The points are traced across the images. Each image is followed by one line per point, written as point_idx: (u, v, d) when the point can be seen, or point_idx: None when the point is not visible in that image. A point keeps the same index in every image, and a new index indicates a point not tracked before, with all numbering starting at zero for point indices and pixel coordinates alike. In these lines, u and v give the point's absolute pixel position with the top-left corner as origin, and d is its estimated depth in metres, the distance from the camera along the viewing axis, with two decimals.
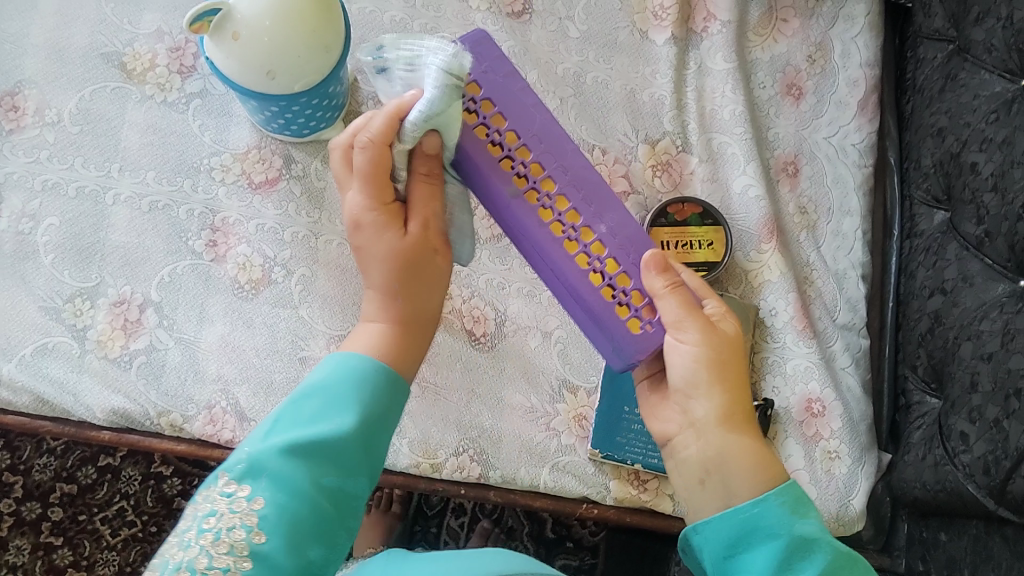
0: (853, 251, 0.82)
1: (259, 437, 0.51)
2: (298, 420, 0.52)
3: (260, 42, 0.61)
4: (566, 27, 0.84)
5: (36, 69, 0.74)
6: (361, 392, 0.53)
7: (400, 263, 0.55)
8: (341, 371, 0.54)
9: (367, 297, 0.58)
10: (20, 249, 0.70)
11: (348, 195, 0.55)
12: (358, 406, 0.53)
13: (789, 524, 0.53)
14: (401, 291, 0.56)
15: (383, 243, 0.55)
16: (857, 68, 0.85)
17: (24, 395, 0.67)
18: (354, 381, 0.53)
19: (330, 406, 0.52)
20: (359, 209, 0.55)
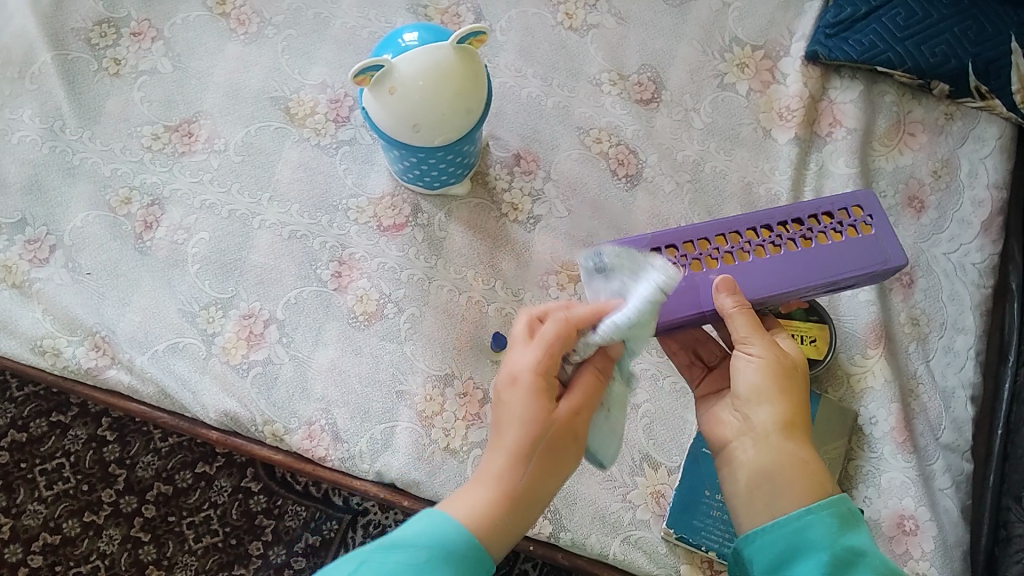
0: (964, 369, 0.80)
1: (343, 572, 0.51)
2: (384, 568, 0.51)
3: (411, 98, 0.67)
4: (692, 118, 0.87)
5: (214, 103, 0.84)
6: (456, 560, 0.52)
7: (528, 453, 0.54)
8: (436, 530, 0.53)
9: (487, 458, 0.56)
10: (171, 256, 0.78)
11: (526, 361, 0.55)
12: (447, 567, 0.51)
13: (835, 537, 0.52)
14: (534, 460, 0.55)
15: (520, 434, 0.55)
16: (984, 189, 0.85)
17: (150, 386, 0.74)
18: (441, 549, 0.52)
19: (416, 569, 0.51)
20: (520, 396, 0.55)
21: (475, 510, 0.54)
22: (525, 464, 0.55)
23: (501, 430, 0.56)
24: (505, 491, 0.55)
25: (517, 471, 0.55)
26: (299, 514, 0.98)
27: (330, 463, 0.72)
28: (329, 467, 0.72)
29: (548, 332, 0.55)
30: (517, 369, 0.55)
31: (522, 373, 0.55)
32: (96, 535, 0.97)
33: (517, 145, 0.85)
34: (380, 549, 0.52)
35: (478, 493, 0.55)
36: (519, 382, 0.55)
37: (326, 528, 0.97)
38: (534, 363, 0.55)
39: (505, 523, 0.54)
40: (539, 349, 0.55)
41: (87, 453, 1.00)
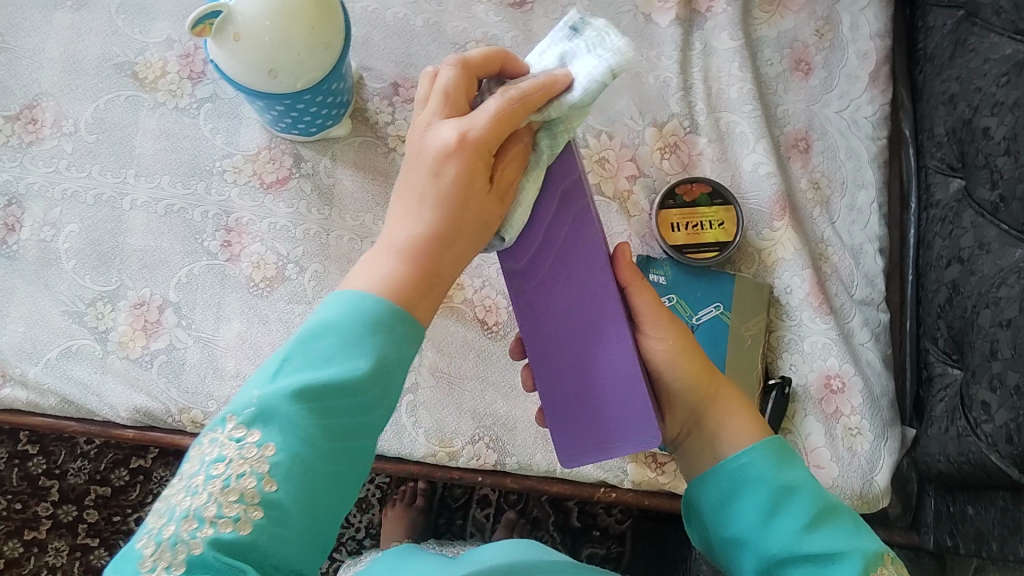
0: (870, 225, 0.81)
1: (267, 373, 0.41)
2: (310, 359, 0.41)
3: (261, 42, 0.62)
4: (569, 15, 0.83)
5: (52, 82, 0.76)
6: (381, 335, 0.42)
7: (444, 200, 0.44)
8: (351, 306, 0.42)
9: (392, 216, 0.46)
10: (43, 256, 0.72)
11: (447, 82, 0.47)
12: (380, 337, 0.42)
13: (773, 472, 0.51)
14: (454, 195, 0.44)
15: (431, 191, 0.44)
16: (867, 40, 0.84)
17: (51, 397, 0.70)
18: (366, 322, 0.41)
19: (346, 347, 0.41)
20: (436, 127, 0.45)
21: (382, 261, 0.44)
22: (442, 160, 0.44)
23: (414, 196, 0.45)
24: (411, 248, 0.44)
25: (418, 218, 0.44)
26: None
27: None
28: None
29: (450, 88, 0.46)
30: (435, 88, 0.47)
31: (436, 99, 0.46)
32: (42, 550, 0.95)
33: (392, 74, 0.80)
34: (300, 341, 0.41)
35: (379, 250, 0.45)
36: (431, 103, 0.46)
37: None
38: (485, 127, 0.44)
39: (409, 298, 0.43)
40: (495, 112, 0.44)
41: (12, 472, 0.96)
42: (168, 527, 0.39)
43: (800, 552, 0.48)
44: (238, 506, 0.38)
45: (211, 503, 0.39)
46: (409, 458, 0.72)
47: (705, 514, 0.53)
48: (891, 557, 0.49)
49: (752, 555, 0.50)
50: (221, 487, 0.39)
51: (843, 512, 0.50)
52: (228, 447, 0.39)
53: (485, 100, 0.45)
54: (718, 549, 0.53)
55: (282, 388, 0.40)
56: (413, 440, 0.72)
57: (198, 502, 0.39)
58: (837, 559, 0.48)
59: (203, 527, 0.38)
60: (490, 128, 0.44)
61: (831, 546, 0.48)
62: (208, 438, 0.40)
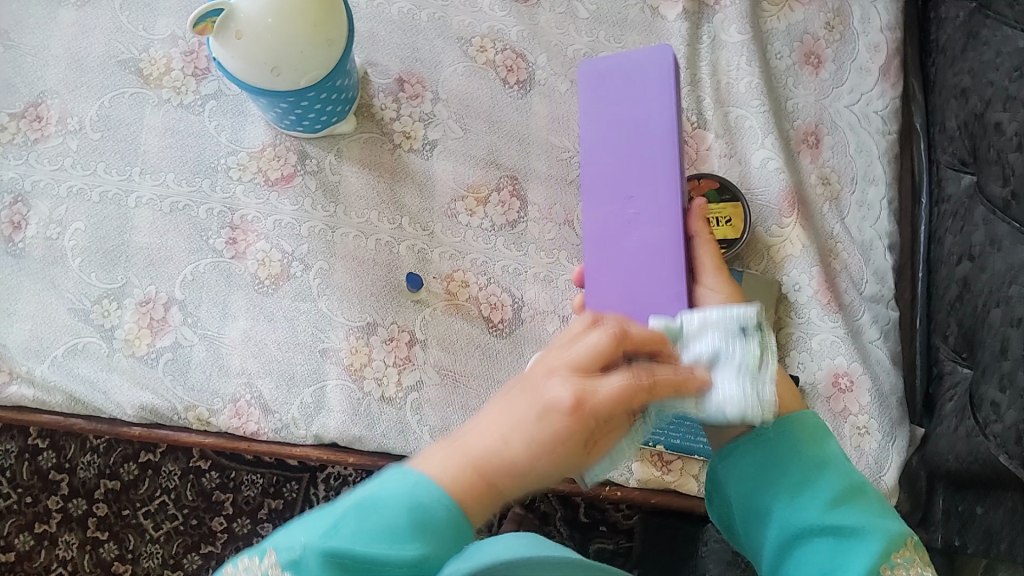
0: (880, 220, 0.80)
1: (319, 529, 0.43)
2: (365, 531, 0.42)
3: (263, 40, 0.61)
4: (575, 8, 0.82)
5: (57, 79, 0.76)
6: (429, 532, 0.43)
7: (523, 449, 0.45)
8: (415, 490, 0.43)
9: (478, 423, 0.47)
10: (49, 254, 0.73)
11: (589, 337, 0.46)
12: (426, 535, 0.43)
13: (805, 448, 0.52)
14: (549, 449, 0.45)
15: (522, 426, 0.45)
16: (878, 33, 0.83)
17: (57, 394, 0.70)
18: (416, 511, 0.43)
19: (393, 533, 0.42)
20: (554, 379, 0.45)
21: (451, 460, 0.45)
22: (539, 426, 0.45)
23: (508, 421, 0.45)
24: (483, 462, 0.45)
25: (503, 444, 0.45)
26: (256, 482, 0.96)
27: (264, 437, 0.70)
28: (263, 440, 0.71)
29: (596, 344, 0.45)
30: (579, 342, 0.46)
31: (573, 351, 0.46)
32: (52, 544, 0.95)
33: (397, 69, 0.79)
34: (355, 509, 0.43)
35: (453, 453, 0.45)
36: (567, 352, 0.46)
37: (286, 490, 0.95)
38: (604, 401, 0.44)
39: (471, 509, 0.44)
40: (621, 378, 0.44)
41: (23, 466, 0.96)
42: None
43: (826, 527, 0.50)
44: None
45: None
46: None
47: (729, 485, 0.53)
48: (913, 541, 0.50)
49: (779, 527, 0.51)
50: None
51: (866, 493, 0.52)
52: None
53: (615, 369, 0.45)
54: (738, 520, 0.54)
55: (325, 545, 0.42)
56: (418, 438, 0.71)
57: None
58: (863, 536, 0.49)
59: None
60: (610, 407, 0.44)
61: (857, 522, 0.50)
62: (241, 565, 0.44)
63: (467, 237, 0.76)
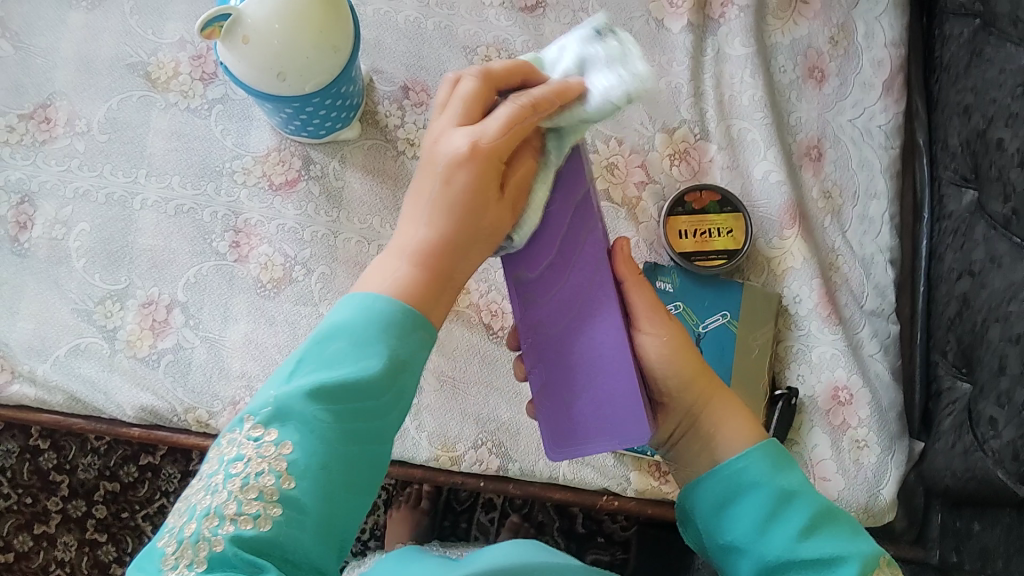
0: (881, 235, 0.80)
1: (282, 377, 0.44)
2: (327, 361, 0.44)
3: (270, 45, 0.62)
4: (581, 20, 0.83)
5: (66, 81, 0.77)
6: (389, 335, 0.45)
7: (443, 223, 0.47)
8: (362, 306, 0.46)
9: (404, 219, 0.49)
10: (54, 254, 0.73)
11: (463, 86, 0.48)
12: (391, 338, 0.45)
13: (768, 476, 0.52)
14: (461, 208, 0.47)
15: (439, 199, 0.47)
16: (882, 48, 0.83)
17: (58, 394, 0.71)
18: (380, 325, 0.45)
19: (358, 347, 0.44)
20: (447, 135, 0.47)
21: (393, 266, 0.47)
22: (447, 180, 0.47)
23: (421, 204, 0.48)
24: (421, 253, 0.47)
25: (432, 224, 0.48)
26: None
27: None
28: None
29: (467, 87, 0.48)
30: (454, 94, 0.49)
31: (467, 136, 0.47)
32: (51, 544, 0.96)
33: (403, 77, 0.80)
34: (316, 343, 0.45)
35: (393, 253, 0.48)
36: (451, 107, 0.48)
37: None
38: (495, 135, 0.46)
39: (422, 292, 0.47)
40: (504, 119, 0.46)
41: (23, 466, 0.97)
42: (193, 523, 0.41)
43: (796, 558, 0.49)
44: (258, 502, 0.41)
45: (230, 502, 0.41)
46: (412, 462, 0.72)
47: (699, 520, 0.54)
48: (888, 560, 0.49)
49: (751, 561, 0.51)
50: (241, 485, 0.42)
51: (841, 518, 0.51)
52: (247, 446, 0.43)
53: (499, 106, 0.47)
54: (714, 553, 0.54)
55: (299, 389, 0.43)
56: (415, 444, 0.71)
57: (219, 501, 0.42)
58: (835, 563, 0.49)
59: (225, 524, 0.41)
60: (502, 135, 0.46)
61: (826, 551, 0.49)
62: (228, 440, 0.44)
63: None
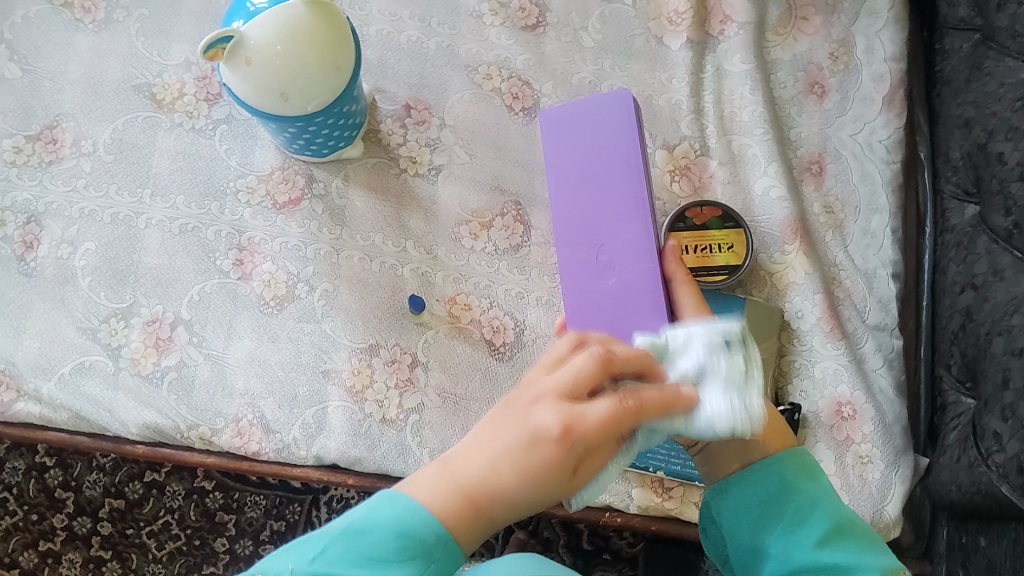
0: (883, 249, 0.80)
1: (309, 556, 0.44)
2: (355, 556, 0.43)
3: (272, 66, 0.63)
4: (581, 38, 0.84)
5: (73, 103, 0.78)
6: (421, 553, 0.44)
7: (507, 486, 0.46)
8: (394, 518, 0.45)
9: (467, 450, 0.48)
10: (60, 273, 0.74)
11: (577, 360, 0.47)
12: (423, 558, 0.44)
13: (793, 484, 0.52)
14: (535, 479, 0.46)
15: (512, 453, 0.46)
16: (882, 62, 0.83)
17: (63, 412, 0.71)
18: (405, 540, 0.44)
19: (390, 553, 0.44)
20: (541, 407, 0.46)
21: (439, 484, 0.46)
22: (524, 481, 0.46)
23: (495, 438, 0.47)
24: (469, 486, 0.46)
25: (495, 471, 0.46)
26: (259, 503, 0.96)
27: (266, 457, 0.71)
28: (265, 461, 0.71)
29: (581, 362, 0.47)
30: (567, 366, 0.48)
31: (562, 377, 0.47)
32: (57, 562, 0.96)
33: (405, 96, 0.81)
34: (347, 534, 0.44)
35: (439, 474, 0.47)
36: (554, 376, 0.48)
37: (289, 511, 0.95)
38: (590, 427, 0.45)
39: (456, 532, 0.45)
40: (602, 423, 0.45)
41: (30, 483, 0.97)
42: None
43: (813, 562, 0.50)
44: None
45: None
46: None
47: (722, 525, 0.54)
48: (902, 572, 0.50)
49: (768, 566, 0.51)
50: None
51: (858, 530, 0.51)
52: None
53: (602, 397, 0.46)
54: (733, 559, 0.54)
55: (322, 573, 0.43)
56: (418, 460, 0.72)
57: None
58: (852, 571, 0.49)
59: None
60: (598, 433, 0.45)
61: (844, 559, 0.49)
62: None
63: (471, 261, 0.76)
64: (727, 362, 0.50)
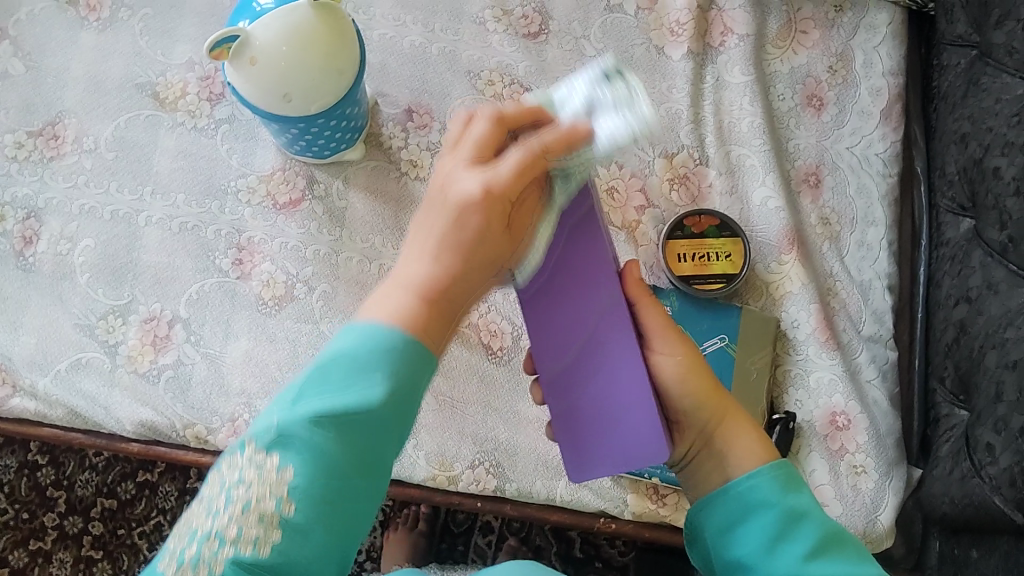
0: (879, 261, 0.81)
1: (285, 404, 0.45)
2: (327, 386, 0.45)
3: (277, 66, 0.63)
4: (583, 46, 0.84)
5: (76, 100, 0.78)
6: (386, 365, 0.46)
7: (459, 226, 0.49)
8: (363, 336, 0.46)
9: (408, 256, 0.51)
10: (58, 270, 0.74)
11: (480, 130, 0.51)
12: (391, 365, 0.46)
13: (779, 496, 0.52)
14: (473, 244, 0.49)
15: (449, 240, 0.50)
16: (880, 77, 0.84)
17: (59, 408, 0.71)
18: (376, 355, 0.46)
19: (356, 374, 0.45)
20: (472, 262, 0.49)
21: (398, 292, 0.49)
22: (466, 216, 0.49)
23: (429, 234, 0.50)
24: (425, 290, 0.49)
25: (437, 264, 0.50)
26: None
27: None
28: None
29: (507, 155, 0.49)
30: (467, 137, 0.51)
31: (493, 169, 0.49)
32: (46, 561, 0.96)
33: (407, 100, 0.81)
34: (315, 375, 0.46)
35: (396, 287, 0.49)
36: (463, 149, 0.51)
37: None
38: (505, 178, 0.49)
39: (425, 332, 0.48)
40: (522, 150, 0.49)
41: (21, 481, 0.97)
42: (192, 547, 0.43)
43: None
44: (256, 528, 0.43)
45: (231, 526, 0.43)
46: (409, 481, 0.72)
47: (708, 540, 0.54)
48: None
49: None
50: (241, 510, 0.44)
51: (847, 544, 0.52)
52: (248, 473, 0.44)
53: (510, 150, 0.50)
54: (719, 573, 0.54)
55: (299, 415, 0.44)
56: (413, 463, 0.72)
57: (219, 524, 0.43)
58: None
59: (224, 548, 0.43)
60: (512, 178, 0.49)
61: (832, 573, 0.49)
62: (228, 464, 0.45)
63: None
64: (649, 165, 0.55)
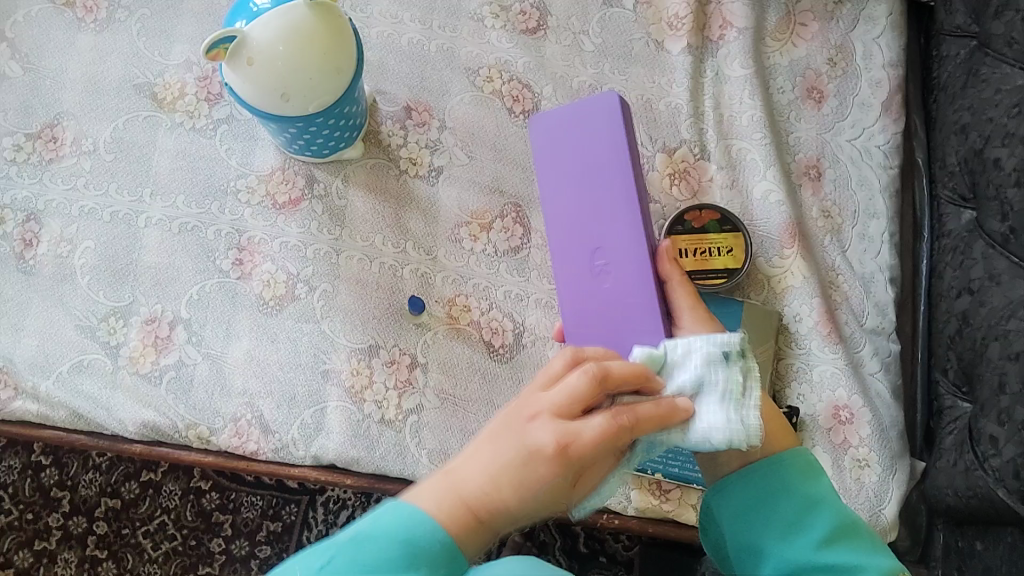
0: (880, 254, 0.80)
1: (314, 562, 0.46)
2: (354, 564, 0.45)
3: (274, 65, 0.63)
4: (582, 41, 0.84)
5: (74, 102, 0.78)
6: (420, 562, 0.46)
7: (516, 477, 0.48)
8: (399, 519, 0.47)
9: (469, 456, 0.50)
10: (59, 271, 0.74)
11: (569, 379, 0.49)
12: (419, 566, 0.46)
13: (797, 484, 0.53)
14: (541, 488, 0.48)
15: (510, 471, 0.49)
16: (880, 69, 0.84)
17: (61, 410, 0.71)
18: (408, 550, 0.46)
19: (388, 564, 0.45)
20: (541, 426, 0.49)
21: (445, 499, 0.48)
22: (524, 468, 0.48)
23: (489, 455, 0.49)
24: (475, 504, 0.48)
25: (491, 484, 0.49)
26: (256, 504, 0.96)
27: (264, 456, 0.71)
28: (264, 460, 0.71)
29: (577, 381, 0.49)
30: (555, 379, 0.51)
31: (557, 396, 0.49)
32: (51, 562, 0.96)
33: (405, 98, 0.81)
34: (350, 541, 0.46)
35: (444, 489, 0.49)
36: (550, 393, 0.50)
37: (286, 512, 0.95)
38: (587, 440, 0.48)
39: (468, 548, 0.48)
40: (604, 419, 0.48)
41: (25, 483, 0.97)
42: None
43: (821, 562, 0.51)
44: None
45: None
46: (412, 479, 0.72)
47: (722, 525, 0.54)
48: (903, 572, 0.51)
49: (771, 563, 0.52)
50: None
51: (861, 533, 0.53)
52: None
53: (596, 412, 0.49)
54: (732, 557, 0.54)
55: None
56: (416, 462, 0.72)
57: None
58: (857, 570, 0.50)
59: None
60: (600, 439, 0.48)
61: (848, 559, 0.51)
62: None
63: (470, 262, 0.77)
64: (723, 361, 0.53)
